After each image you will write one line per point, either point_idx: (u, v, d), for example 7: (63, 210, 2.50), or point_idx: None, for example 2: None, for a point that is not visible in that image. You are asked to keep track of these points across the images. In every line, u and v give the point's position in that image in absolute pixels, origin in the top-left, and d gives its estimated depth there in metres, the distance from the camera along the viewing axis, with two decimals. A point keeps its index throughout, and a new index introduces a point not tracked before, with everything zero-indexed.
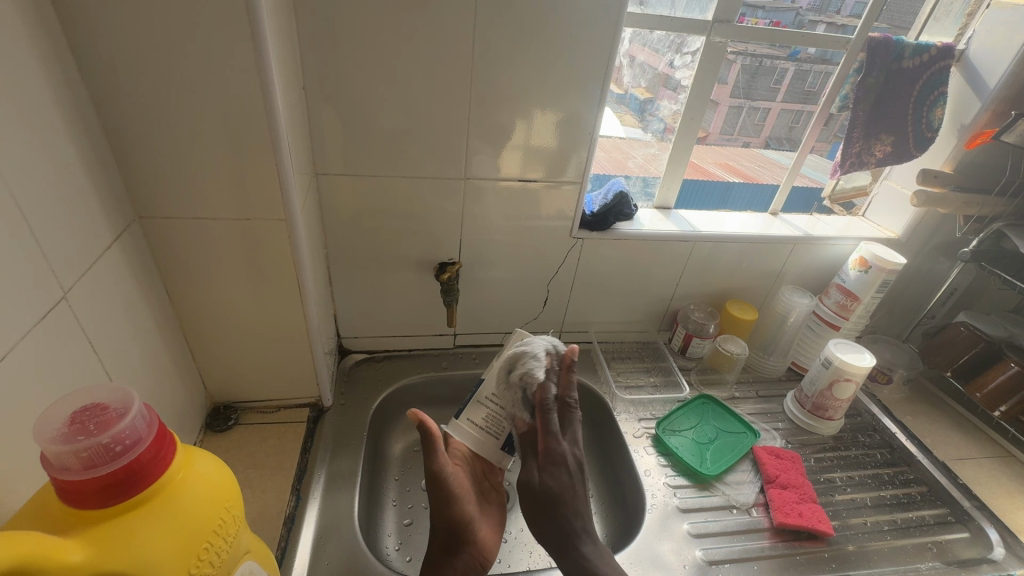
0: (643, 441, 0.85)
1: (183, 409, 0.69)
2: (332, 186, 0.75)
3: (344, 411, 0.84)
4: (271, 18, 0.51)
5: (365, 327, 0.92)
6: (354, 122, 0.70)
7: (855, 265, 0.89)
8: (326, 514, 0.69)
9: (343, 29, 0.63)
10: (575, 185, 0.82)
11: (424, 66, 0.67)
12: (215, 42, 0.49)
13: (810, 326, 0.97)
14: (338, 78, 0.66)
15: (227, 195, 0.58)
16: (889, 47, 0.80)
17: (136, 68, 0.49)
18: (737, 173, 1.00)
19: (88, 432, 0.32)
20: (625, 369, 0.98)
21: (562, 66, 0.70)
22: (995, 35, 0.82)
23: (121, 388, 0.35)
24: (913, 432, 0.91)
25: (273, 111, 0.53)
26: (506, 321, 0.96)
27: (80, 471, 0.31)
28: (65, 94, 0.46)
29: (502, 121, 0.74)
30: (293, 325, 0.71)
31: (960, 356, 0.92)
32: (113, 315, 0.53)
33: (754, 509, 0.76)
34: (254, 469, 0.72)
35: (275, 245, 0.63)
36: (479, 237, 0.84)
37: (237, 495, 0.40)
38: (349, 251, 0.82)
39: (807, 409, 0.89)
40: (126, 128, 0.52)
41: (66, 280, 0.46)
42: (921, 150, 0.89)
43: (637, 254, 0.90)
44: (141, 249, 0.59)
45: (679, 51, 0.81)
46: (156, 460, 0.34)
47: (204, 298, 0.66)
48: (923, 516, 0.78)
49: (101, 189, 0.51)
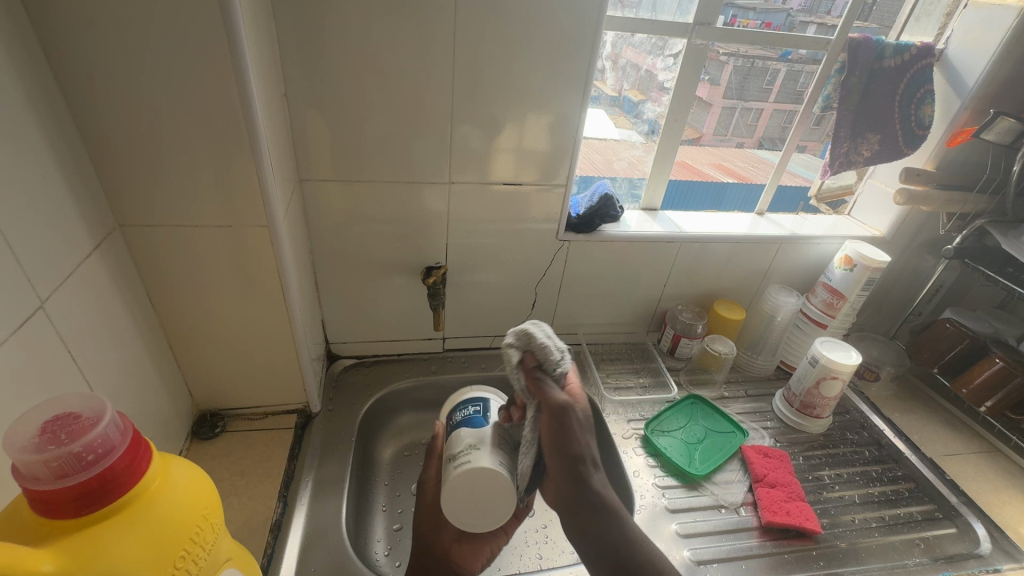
0: (631, 442, 0.85)
1: (168, 417, 0.68)
2: (317, 191, 0.75)
3: (332, 416, 0.83)
4: (248, 24, 0.51)
5: (353, 331, 0.92)
6: (337, 127, 0.70)
7: (840, 264, 0.89)
8: (313, 520, 0.69)
9: (324, 35, 0.64)
10: (562, 188, 0.82)
11: (406, 70, 0.68)
12: (192, 50, 0.49)
13: (798, 325, 0.97)
14: (320, 84, 0.67)
15: (208, 202, 0.58)
16: (870, 46, 0.81)
17: (112, 76, 0.49)
18: (732, 174, 0.99)
19: (60, 440, 0.32)
20: (615, 370, 0.99)
21: (546, 67, 0.71)
22: (971, 34, 0.83)
23: (94, 397, 0.35)
24: (900, 428, 0.91)
25: (252, 117, 0.53)
26: (494, 324, 0.96)
27: (51, 480, 0.31)
28: (41, 103, 0.46)
29: (486, 123, 0.74)
30: (278, 331, 0.71)
31: (946, 353, 0.92)
32: (93, 324, 0.53)
33: (743, 508, 0.76)
34: (240, 477, 0.71)
35: (257, 251, 0.63)
36: (465, 241, 0.85)
37: (215, 502, 0.40)
38: (336, 257, 0.82)
39: (795, 407, 0.89)
40: (106, 136, 0.52)
41: (44, 289, 0.46)
42: (910, 149, 0.89)
43: (625, 255, 0.91)
44: (123, 257, 0.59)
45: (663, 53, 0.81)
46: (130, 468, 0.34)
47: (187, 305, 0.66)
48: (911, 513, 0.78)
49: (79, 197, 0.51)
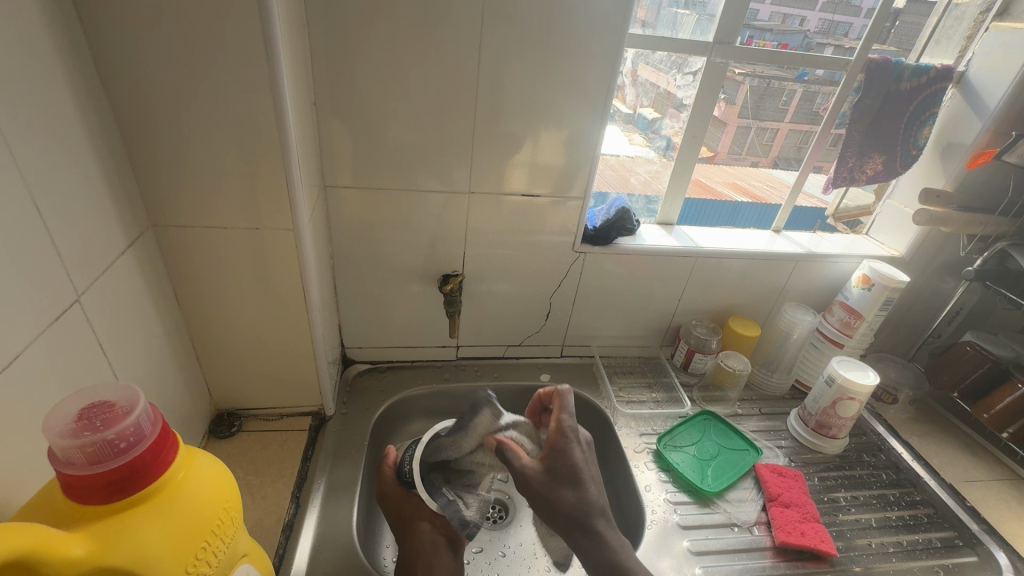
0: (643, 456, 0.84)
1: (188, 414, 0.70)
2: (340, 199, 0.77)
3: (346, 420, 0.84)
4: (284, 36, 0.54)
5: (368, 337, 0.93)
6: (362, 137, 0.72)
7: (858, 283, 0.89)
8: (325, 522, 0.69)
9: (353, 51, 0.66)
10: (578, 201, 0.83)
11: (430, 84, 0.70)
12: (230, 61, 0.51)
13: (814, 343, 0.97)
14: (348, 95, 0.69)
15: (236, 205, 0.60)
16: (888, 68, 0.81)
17: (155, 84, 0.51)
18: (745, 194, 0.98)
19: (95, 427, 0.33)
20: (628, 384, 0.98)
21: (567, 84, 0.72)
22: (993, 57, 0.84)
23: (128, 387, 0.36)
24: (918, 452, 0.90)
25: (284, 126, 0.55)
26: (508, 333, 0.97)
27: (85, 465, 0.32)
28: (86, 108, 0.49)
29: (506, 132, 0.75)
30: (297, 334, 0.72)
31: (966, 377, 0.91)
32: (123, 319, 0.54)
33: (756, 527, 0.75)
34: (255, 477, 0.72)
35: (281, 254, 0.64)
36: (481, 250, 0.86)
37: (236, 497, 0.41)
38: (355, 263, 0.83)
39: (810, 427, 0.88)
40: (144, 140, 0.54)
41: (81, 284, 0.48)
42: (905, 168, 0.92)
43: (639, 268, 0.91)
44: (153, 255, 0.61)
45: (681, 71, 0.82)
46: (158, 459, 0.35)
47: (211, 306, 0.67)
48: (930, 539, 0.77)
49: (117, 198, 0.53)
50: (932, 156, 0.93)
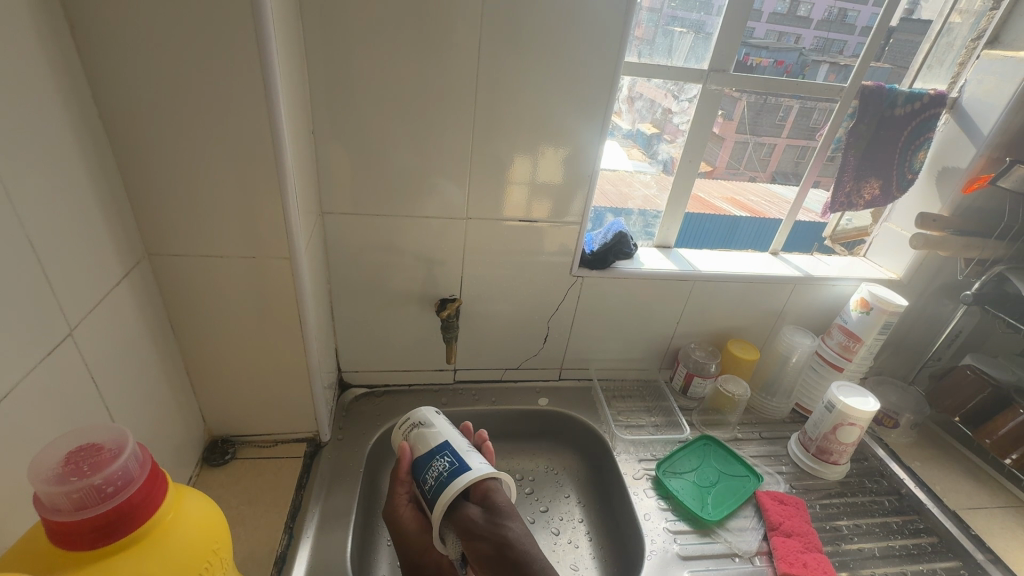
0: (642, 483, 0.83)
1: (181, 441, 0.69)
2: (338, 225, 0.77)
3: (341, 446, 0.83)
4: (282, 68, 0.54)
5: (365, 361, 0.92)
6: (360, 164, 0.73)
7: (857, 306, 0.89)
8: (318, 553, 0.68)
9: (352, 80, 0.67)
10: (576, 224, 0.83)
11: (428, 111, 0.71)
12: (230, 92, 0.52)
13: (813, 367, 0.96)
14: (346, 123, 0.70)
15: (233, 234, 0.60)
16: (882, 94, 0.83)
17: (154, 116, 0.52)
18: (745, 208, 0.97)
19: (82, 472, 0.32)
20: (627, 408, 0.98)
21: (563, 108, 0.73)
22: (985, 84, 0.84)
23: (117, 428, 0.36)
24: (921, 477, 0.89)
25: (281, 156, 0.56)
26: (506, 356, 0.96)
27: (71, 511, 0.32)
28: (84, 141, 0.49)
29: (503, 157, 0.76)
30: (293, 361, 0.72)
31: (968, 402, 0.90)
32: (117, 349, 0.54)
33: (757, 558, 0.74)
34: (247, 506, 0.71)
35: (277, 281, 0.64)
36: (479, 273, 0.86)
37: (224, 537, 0.40)
38: (354, 287, 0.83)
39: (811, 452, 0.87)
40: (142, 170, 0.55)
41: (73, 315, 0.48)
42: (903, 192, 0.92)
43: (638, 291, 0.91)
44: (148, 284, 0.60)
45: (678, 96, 0.83)
46: (147, 501, 0.34)
47: (206, 334, 0.67)
48: (935, 569, 0.75)
49: (113, 227, 0.53)
50: (928, 181, 0.93)
